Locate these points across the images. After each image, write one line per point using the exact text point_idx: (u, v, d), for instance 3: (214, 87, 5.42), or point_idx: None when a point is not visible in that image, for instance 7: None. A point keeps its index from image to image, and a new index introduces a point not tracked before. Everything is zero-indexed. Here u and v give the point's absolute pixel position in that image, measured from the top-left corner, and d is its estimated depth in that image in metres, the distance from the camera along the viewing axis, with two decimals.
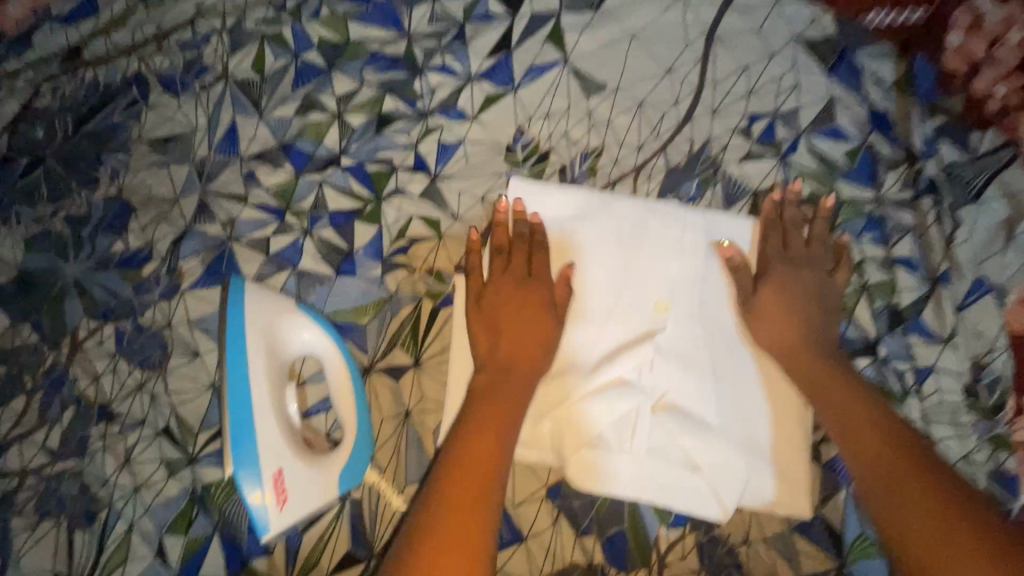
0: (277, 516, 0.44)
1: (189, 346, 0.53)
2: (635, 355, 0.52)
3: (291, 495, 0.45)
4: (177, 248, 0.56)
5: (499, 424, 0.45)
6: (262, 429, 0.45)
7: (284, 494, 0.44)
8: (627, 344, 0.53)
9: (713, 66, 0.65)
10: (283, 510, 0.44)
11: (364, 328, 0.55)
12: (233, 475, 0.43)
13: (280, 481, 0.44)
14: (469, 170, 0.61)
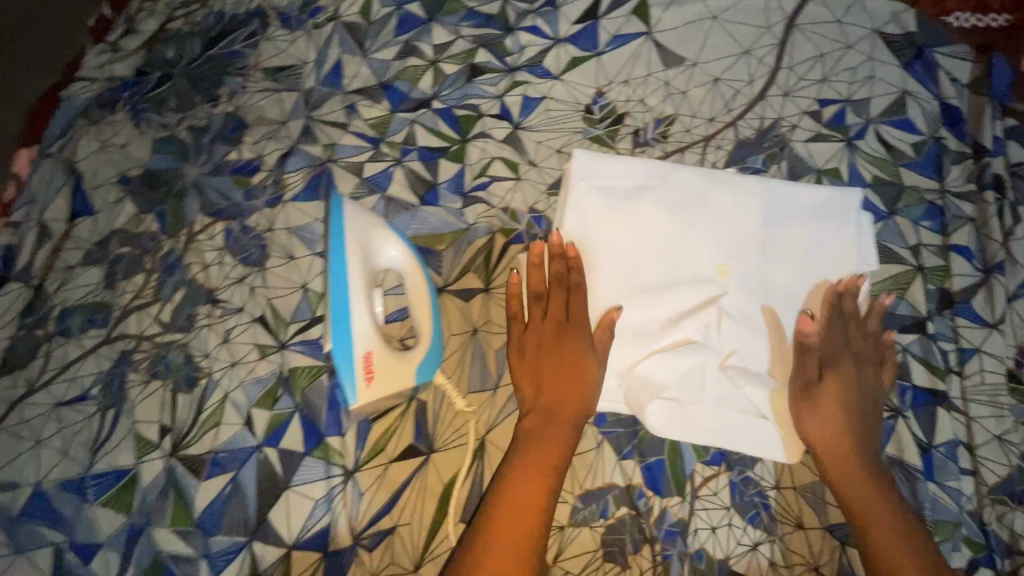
0: (365, 390, 0.50)
1: (287, 250, 0.59)
2: (704, 316, 0.55)
3: (378, 374, 0.50)
4: (283, 162, 0.62)
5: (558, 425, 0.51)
6: (357, 316, 0.50)
7: (372, 372, 0.50)
8: (701, 307, 0.55)
9: (790, 51, 0.68)
10: (369, 386, 0.50)
11: (440, 254, 0.60)
12: (332, 352, 0.49)
13: (368, 362, 0.50)
14: (549, 124, 0.66)
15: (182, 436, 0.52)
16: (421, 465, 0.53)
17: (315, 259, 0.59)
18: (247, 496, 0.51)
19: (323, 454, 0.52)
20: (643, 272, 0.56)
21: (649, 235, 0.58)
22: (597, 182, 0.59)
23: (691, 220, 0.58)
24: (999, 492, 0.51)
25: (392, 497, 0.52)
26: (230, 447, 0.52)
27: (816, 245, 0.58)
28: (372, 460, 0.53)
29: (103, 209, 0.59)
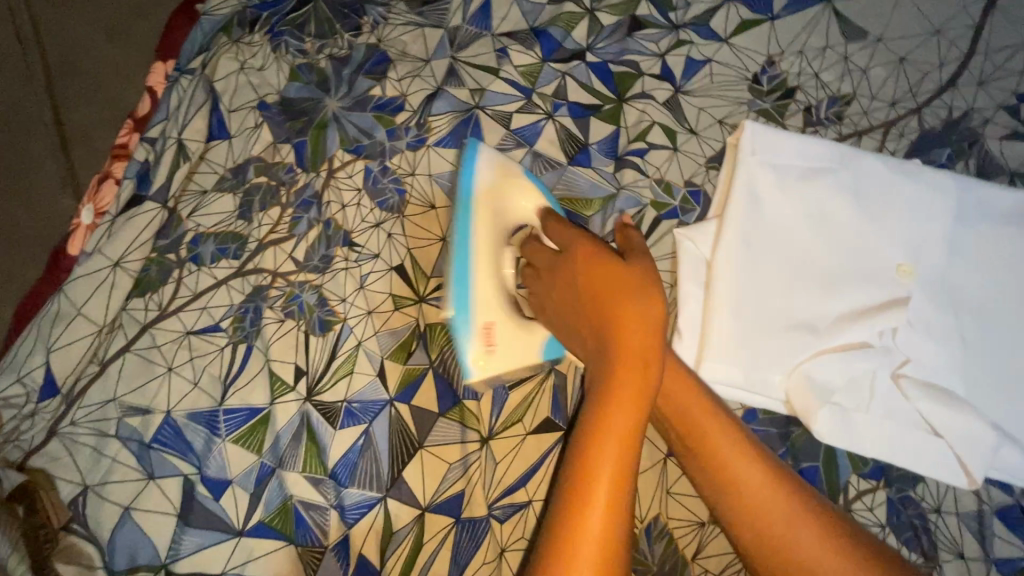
0: (484, 360, 0.49)
1: (427, 198, 0.56)
2: (885, 317, 0.51)
3: (498, 344, 0.49)
4: (429, 103, 0.58)
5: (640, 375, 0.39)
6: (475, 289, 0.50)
7: (492, 343, 0.49)
8: (880, 308, 0.51)
9: (987, 37, 0.61)
10: (490, 356, 0.49)
11: (587, 220, 0.56)
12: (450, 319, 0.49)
13: (489, 332, 0.50)
14: (713, 90, 0.60)
15: (315, 381, 0.50)
16: (560, 441, 0.50)
17: (453, 210, 0.55)
18: (380, 451, 0.49)
19: (458, 417, 0.50)
20: (816, 263, 0.53)
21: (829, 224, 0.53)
22: (768, 157, 0.54)
23: (873, 210, 0.53)
24: None
25: (528, 471, 0.49)
26: (363, 398, 0.50)
27: (1012, 253, 0.53)
28: (508, 428, 0.50)
29: (240, 134, 0.56)
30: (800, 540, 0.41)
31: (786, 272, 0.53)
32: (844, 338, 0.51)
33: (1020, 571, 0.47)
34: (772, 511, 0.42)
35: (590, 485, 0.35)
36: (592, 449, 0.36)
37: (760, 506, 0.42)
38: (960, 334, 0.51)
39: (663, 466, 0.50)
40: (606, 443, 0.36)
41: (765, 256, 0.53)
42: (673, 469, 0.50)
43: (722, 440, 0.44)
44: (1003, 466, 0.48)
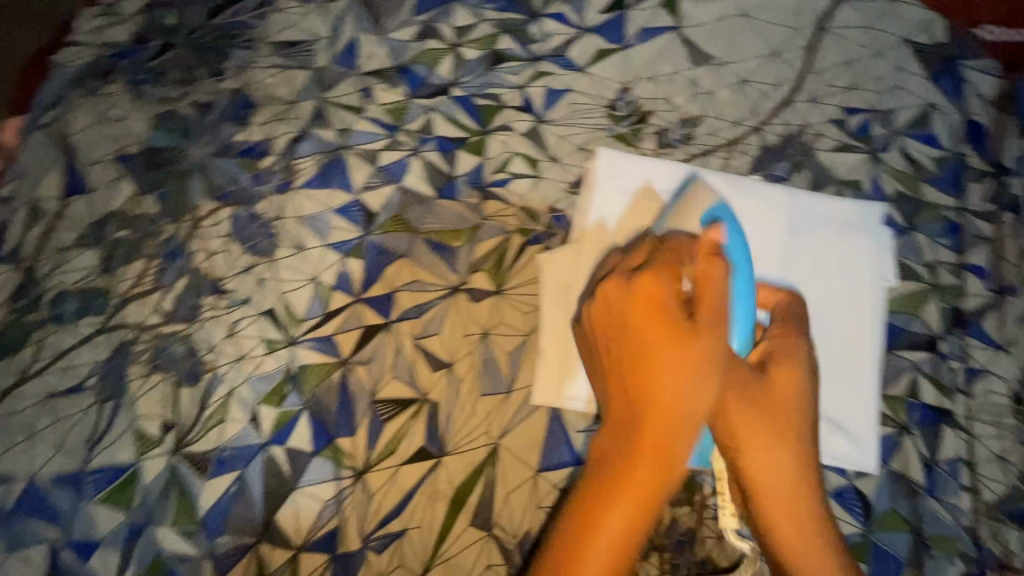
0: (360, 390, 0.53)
1: (296, 240, 0.57)
2: None
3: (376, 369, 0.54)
4: (294, 146, 0.59)
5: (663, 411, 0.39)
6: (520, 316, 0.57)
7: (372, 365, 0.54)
8: None
9: (820, 55, 0.66)
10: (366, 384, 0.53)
11: (456, 251, 0.58)
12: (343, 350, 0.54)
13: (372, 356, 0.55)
14: (572, 117, 0.63)
15: (185, 432, 0.51)
16: (432, 468, 0.52)
17: (326, 251, 0.57)
18: (253, 495, 0.50)
19: (332, 454, 0.51)
20: None
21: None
22: (618, 181, 0.59)
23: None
24: (998, 511, 0.52)
25: (402, 499, 0.51)
26: (236, 445, 0.51)
27: (843, 258, 0.58)
28: (383, 460, 0.52)
29: (101, 188, 0.56)
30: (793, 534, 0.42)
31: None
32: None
33: (852, 544, 0.53)
34: (773, 473, 0.43)
35: (628, 492, 0.38)
36: (630, 467, 0.39)
37: (776, 504, 0.43)
38: None
39: (534, 482, 0.53)
40: (619, 496, 0.38)
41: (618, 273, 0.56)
42: (543, 484, 0.53)
43: (761, 448, 0.43)
44: (830, 450, 0.54)
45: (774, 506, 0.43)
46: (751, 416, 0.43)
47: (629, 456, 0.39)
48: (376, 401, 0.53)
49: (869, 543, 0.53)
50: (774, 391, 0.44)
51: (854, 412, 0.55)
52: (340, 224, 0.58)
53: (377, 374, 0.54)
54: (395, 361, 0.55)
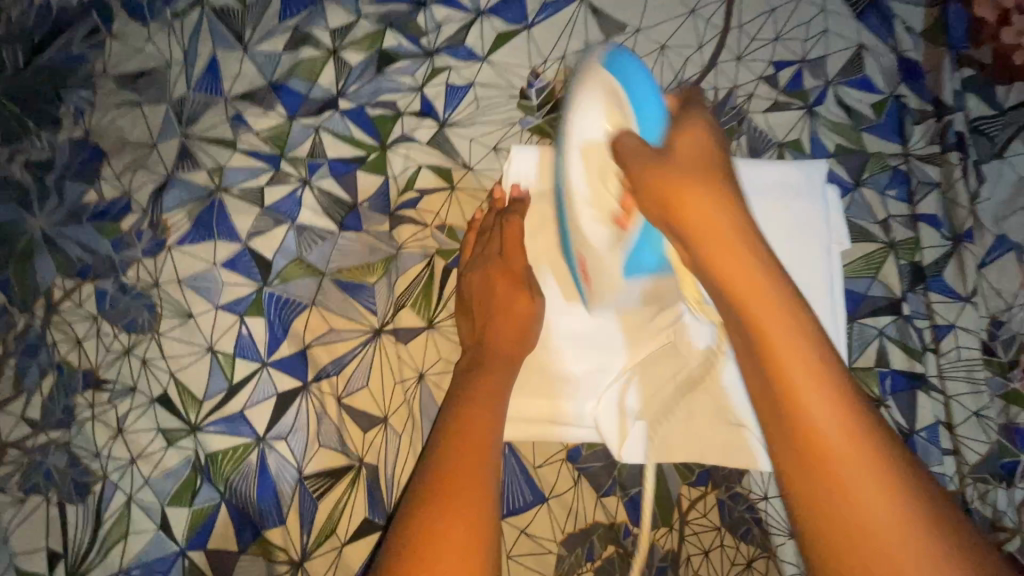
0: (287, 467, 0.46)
1: (180, 307, 0.49)
2: None
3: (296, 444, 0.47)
4: (159, 198, 0.50)
5: (490, 396, 0.43)
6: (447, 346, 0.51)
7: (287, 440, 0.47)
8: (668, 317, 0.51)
9: (739, 7, 0.60)
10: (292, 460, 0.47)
11: (372, 288, 0.51)
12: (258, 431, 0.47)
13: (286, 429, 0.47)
14: (481, 116, 0.57)
15: (79, 559, 0.42)
16: (380, 542, 0.46)
17: (217, 315, 0.49)
18: None
19: (262, 549, 0.45)
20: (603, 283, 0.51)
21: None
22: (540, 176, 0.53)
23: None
24: (982, 471, 0.50)
25: None
26: (146, 560, 0.44)
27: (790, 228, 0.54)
28: (323, 544, 0.45)
29: None
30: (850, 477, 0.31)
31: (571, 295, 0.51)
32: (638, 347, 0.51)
33: None
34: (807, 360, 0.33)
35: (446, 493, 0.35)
36: (459, 467, 0.36)
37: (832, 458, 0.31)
38: None
39: None
40: (452, 450, 0.37)
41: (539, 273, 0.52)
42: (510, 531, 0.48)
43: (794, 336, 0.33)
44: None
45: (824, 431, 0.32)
46: (679, 175, 0.37)
47: (460, 445, 0.38)
48: (305, 477, 0.46)
49: None
50: (675, 153, 0.38)
51: None
52: (231, 280, 0.50)
53: (300, 447, 0.47)
54: (319, 428, 0.48)
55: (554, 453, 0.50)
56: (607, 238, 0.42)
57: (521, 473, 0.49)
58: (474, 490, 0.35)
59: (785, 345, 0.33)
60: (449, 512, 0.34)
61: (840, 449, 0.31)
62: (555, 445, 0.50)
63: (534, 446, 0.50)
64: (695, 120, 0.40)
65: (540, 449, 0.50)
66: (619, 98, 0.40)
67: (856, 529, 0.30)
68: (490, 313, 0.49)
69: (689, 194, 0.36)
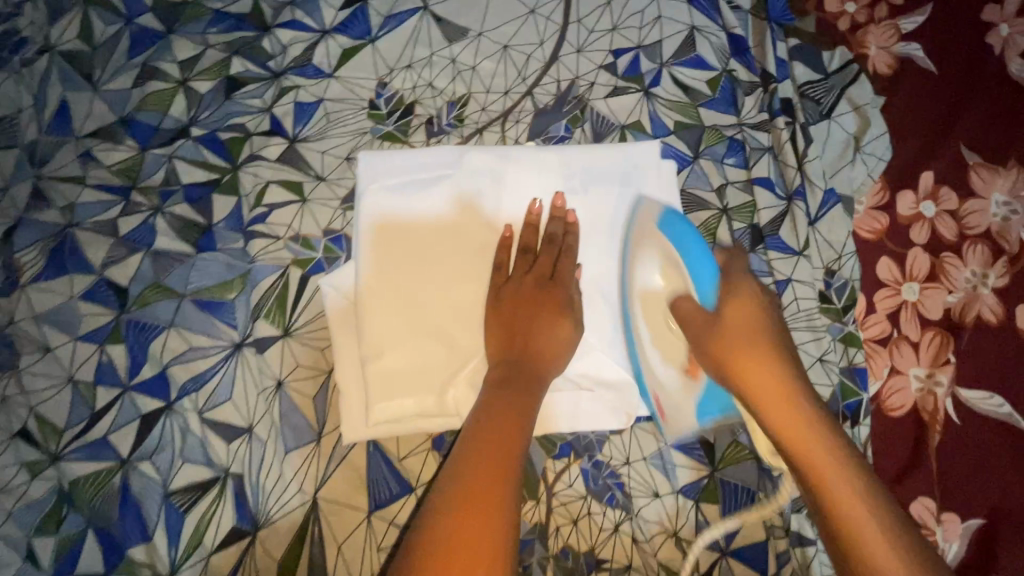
0: (151, 487, 0.48)
1: (39, 342, 0.50)
2: None
3: (162, 465, 0.48)
4: (7, 238, 0.50)
5: (500, 412, 0.44)
6: (301, 352, 0.52)
7: (154, 461, 0.48)
8: None
9: (575, 3, 0.64)
10: (155, 479, 0.48)
11: (232, 304, 0.53)
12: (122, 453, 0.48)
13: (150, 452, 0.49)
14: (331, 129, 0.59)
15: None
16: (246, 549, 0.47)
17: (76, 345, 0.51)
18: None
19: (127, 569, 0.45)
20: (469, 275, 0.54)
21: (455, 232, 0.55)
22: (384, 182, 0.55)
23: (475, 208, 0.55)
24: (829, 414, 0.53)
25: None
26: None
27: (625, 204, 0.56)
28: (191, 555, 0.46)
29: None
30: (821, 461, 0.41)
31: (424, 296, 0.53)
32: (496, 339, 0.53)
33: (703, 490, 0.52)
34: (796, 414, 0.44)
35: (483, 518, 0.37)
36: (484, 453, 0.41)
37: (824, 461, 0.41)
38: (588, 291, 0.55)
39: (367, 525, 0.49)
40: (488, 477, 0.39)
41: (391, 274, 0.53)
42: (379, 524, 0.49)
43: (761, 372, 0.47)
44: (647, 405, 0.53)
45: (817, 454, 0.42)
46: (739, 352, 0.48)
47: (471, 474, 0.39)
48: (171, 493, 0.48)
49: (718, 482, 0.52)
50: (738, 345, 0.49)
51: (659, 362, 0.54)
52: (88, 311, 0.52)
53: (165, 464, 0.48)
54: (183, 444, 0.49)
55: (418, 446, 0.51)
56: (677, 381, 0.54)
57: (386, 466, 0.50)
58: (489, 476, 0.39)
59: (806, 437, 0.43)
60: (467, 502, 0.38)
61: (839, 490, 0.40)
62: (419, 436, 0.52)
63: (398, 440, 0.51)
64: (739, 273, 0.52)
65: (404, 442, 0.51)
66: (673, 259, 0.54)
67: (839, 518, 0.39)
68: (434, 319, 0.53)
69: (760, 362, 0.47)
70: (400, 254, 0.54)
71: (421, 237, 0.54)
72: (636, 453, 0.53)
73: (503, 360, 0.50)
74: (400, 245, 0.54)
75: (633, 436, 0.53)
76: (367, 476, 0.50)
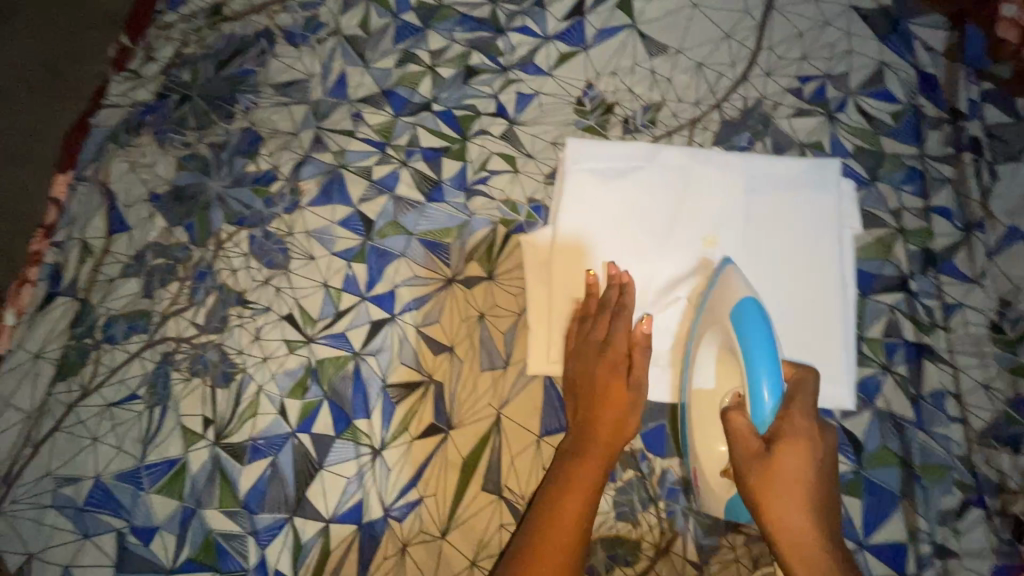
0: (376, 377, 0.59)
1: (306, 251, 0.64)
2: (688, 285, 0.61)
3: (385, 363, 0.60)
4: (297, 170, 0.67)
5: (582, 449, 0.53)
6: (499, 293, 0.63)
7: (378, 357, 0.60)
8: (687, 275, 0.61)
9: (769, 32, 0.70)
10: (378, 371, 0.60)
11: (448, 247, 0.64)
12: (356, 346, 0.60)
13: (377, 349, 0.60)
14: (543, 117, 0.70)
15: (224, 425, 0.58)
16: (441, 442, 0.57)
17: (333, 258, 0.64)
18: (286, 476, 0.56)
19: (352, 436, 0.57)
20: (651, 253, 0.62)
21: (603, 232, 0.62)
22: (584, 167, 0.64)
23: (655, 202, 0.63)
24: (987, 436, 0.55)
25: (416, 472, 0.56)
26: (267, 434, 0.57)
27: (803, 211, 0.62)
28: (398, 437, 0.57)
29: (137, 224, 0.64)
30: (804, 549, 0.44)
31: (607, 262, 0.61)
32: (665, 309, 0.60)
33: (846, 482, 0.55)
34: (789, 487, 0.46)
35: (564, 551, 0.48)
36: (566, 495, 0.50)
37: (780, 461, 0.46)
38: (757, 281, 0.60)
39: (536, 447, 0.57)
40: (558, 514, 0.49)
41: (576, 245, 0.62)
42: (546, 448, 0.57)
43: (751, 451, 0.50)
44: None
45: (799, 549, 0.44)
46: (772, 443, 0.47)
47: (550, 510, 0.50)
48: (388, 385, 0.59)
49: (863, 480, 0.55)
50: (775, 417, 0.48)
51: (821, 355, 0.57)
52: (343, 234, 0.65)
53: (385, 362, 0.60)
54: (401, 348, 0.60)
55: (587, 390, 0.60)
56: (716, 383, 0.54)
57: (557, 401, 0.59)
58: (556, 541, 0.48)
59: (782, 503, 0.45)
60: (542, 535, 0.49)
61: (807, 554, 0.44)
62: None
63: None
64: (805, 393, 0.49)
65: None
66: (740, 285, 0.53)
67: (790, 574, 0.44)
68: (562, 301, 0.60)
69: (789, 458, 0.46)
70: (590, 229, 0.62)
71: (612, 216, 0.63)
72: None
73: (575, 386, 0.57)
74: (590, 221, 0.63)
75: None
76: (542, 406, 0.59)
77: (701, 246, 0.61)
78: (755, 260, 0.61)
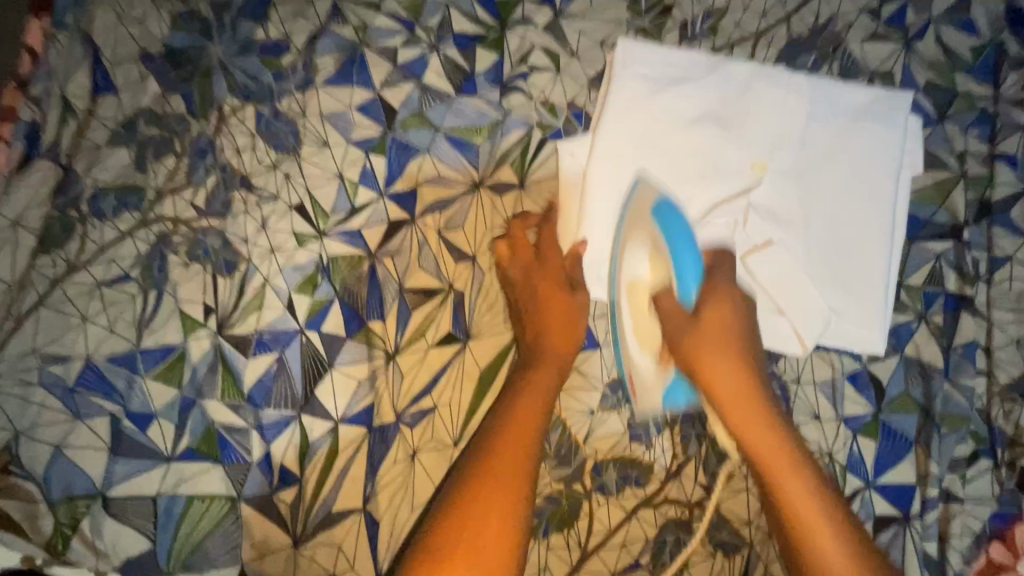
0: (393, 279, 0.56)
1: (320, 137, 0.58)
2: (734, 214, 0.57)
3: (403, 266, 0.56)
4: (312, 44, 0.59)
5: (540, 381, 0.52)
6: (530, 204, 0.59)
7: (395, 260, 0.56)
8: (734, 203, 0.57)
9: None
10: (396, 274, 0.56)
11: (477, 148, 0.58)
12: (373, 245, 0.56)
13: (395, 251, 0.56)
14: (593, 11, 0.61)
15: (225, 316, 0.54)
16: (458, 352, 0.56)
17: (350, 148, 0.58)
18: (293, 374, 0.54)
19: (365, 339, 0.55)
20: (697, 176, 0.57)
21: (650, 147, 0.57)
22: (636, 73, 0.58)
23: (710, 120, 0.57)
24: (1011, 391, 0.54)
25: (430, 381, 0.55)
26: (274, 328, 0.54)
27: (865, 145, 0.57)
28: (412, 343, 0.55)
29: (127, 87, 0.56)
30: (809, 512, 0.46)
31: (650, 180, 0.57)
32: (701, 235, 0.56)
33: (864, 425, 0.56)
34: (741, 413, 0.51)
35: (506, 490, 0.45)
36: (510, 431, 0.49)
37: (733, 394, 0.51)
38: (806, 216, 0.57)
39: None
40: (510, 444, 0.48)
41: (618, 158, 0.57)
42: None
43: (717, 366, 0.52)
44: (834, 335, 0.56)
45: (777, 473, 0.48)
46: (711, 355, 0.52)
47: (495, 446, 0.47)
48: (405, 291, 0.56)
49: (880, 424, 0.56)
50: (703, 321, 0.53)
51: (858, 297, 0.56)
52: (362, 123, 0.58)
53: (403, 266, 0.56)
54: (419, 253, 0.56)
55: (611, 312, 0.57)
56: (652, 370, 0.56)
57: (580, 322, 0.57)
58: (501, 481, 0.45)
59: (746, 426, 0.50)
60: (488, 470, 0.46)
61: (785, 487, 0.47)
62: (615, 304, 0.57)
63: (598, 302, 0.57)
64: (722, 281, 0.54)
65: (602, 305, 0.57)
66: (661, 252, 0.55)
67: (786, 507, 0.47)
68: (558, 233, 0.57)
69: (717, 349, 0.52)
70: (635, 143, 0.57)
71: (660, 130, 0.57)
72: (807, 376, 0.57)
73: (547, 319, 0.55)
74: (637, 134, 0.57)
75: (811, 361, 0.57)
76: None
77: (753, 172, 0.57)
78: (807, 194, 0.57)
